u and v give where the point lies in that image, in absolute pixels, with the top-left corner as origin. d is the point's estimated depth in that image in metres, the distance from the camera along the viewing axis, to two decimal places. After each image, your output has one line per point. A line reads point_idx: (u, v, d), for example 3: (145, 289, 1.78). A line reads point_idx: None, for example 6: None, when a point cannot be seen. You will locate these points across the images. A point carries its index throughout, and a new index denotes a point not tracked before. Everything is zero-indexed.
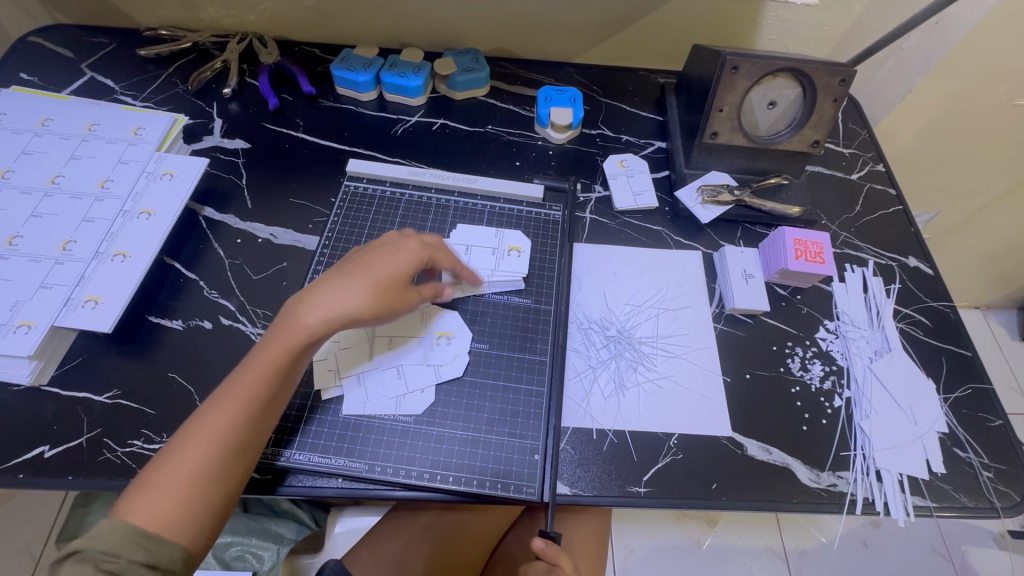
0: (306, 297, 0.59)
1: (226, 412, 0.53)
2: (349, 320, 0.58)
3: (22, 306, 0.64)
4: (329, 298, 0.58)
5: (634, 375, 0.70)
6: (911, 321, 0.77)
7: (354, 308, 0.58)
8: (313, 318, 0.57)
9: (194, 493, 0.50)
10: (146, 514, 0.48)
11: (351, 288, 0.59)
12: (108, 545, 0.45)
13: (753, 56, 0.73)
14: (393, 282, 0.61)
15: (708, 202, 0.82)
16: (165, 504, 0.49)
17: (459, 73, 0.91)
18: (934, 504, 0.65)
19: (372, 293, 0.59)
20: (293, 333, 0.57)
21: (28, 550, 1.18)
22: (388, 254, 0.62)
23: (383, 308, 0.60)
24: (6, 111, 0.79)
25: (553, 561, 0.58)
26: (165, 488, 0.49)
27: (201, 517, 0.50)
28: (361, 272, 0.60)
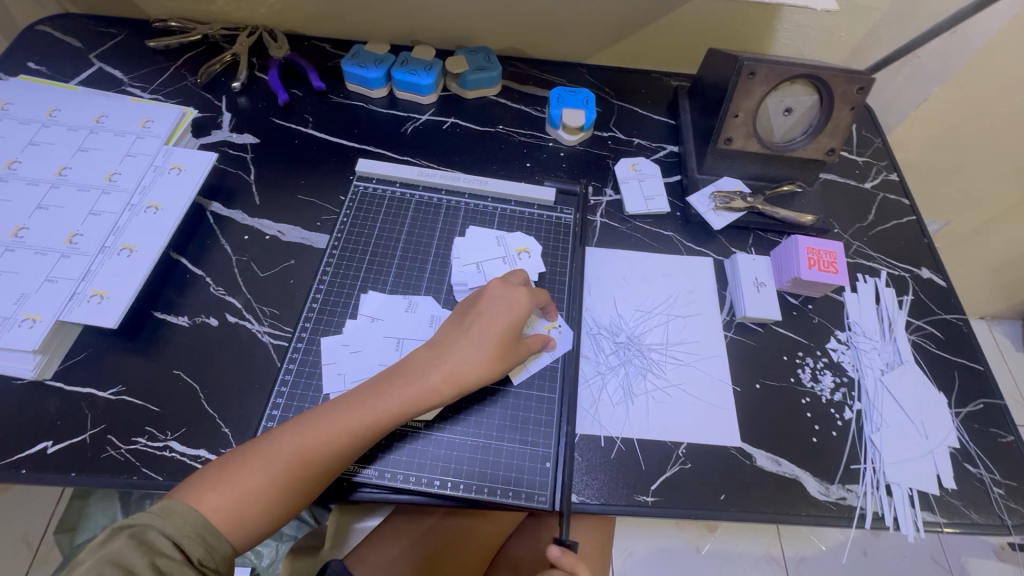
0: (438, 355, 0.60)
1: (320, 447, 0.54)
2: (471, 385, 0.60)
3: (27, 300, 0.63)
4: (456, 360, 0.59)
5: (642, 383, 0.70)
6: (923, 333, 0.76)
7: (476, 376, 0.59)
8: (435, 380, 0.58)
9: (272, 502, 0.52)
10: (219, 510, 0.50)
11: (476, 355, 0.60)
12: (173, 529, 0.48)
13: (771, 62, 0.72)
14: (510, 350, 0.62)
15: (721, 209, 0.82)
16: (240, 506, 0.51)
17: (471, 72, 0.90)
18: (943, 520, 0.64)
19: (497, 361, 0.60)
20: (418, 391, 0.57)
21: (25, 539, 1.18)
22: (511, 317, 0.62)
23: (500, 373, 0.62)
24: (13, 101, 0.78)
25: (570, 569, 0.57)
26: (246, 489, 0.51)
27: (266, 520, 0.52)
28: (487, 337, 0.60)
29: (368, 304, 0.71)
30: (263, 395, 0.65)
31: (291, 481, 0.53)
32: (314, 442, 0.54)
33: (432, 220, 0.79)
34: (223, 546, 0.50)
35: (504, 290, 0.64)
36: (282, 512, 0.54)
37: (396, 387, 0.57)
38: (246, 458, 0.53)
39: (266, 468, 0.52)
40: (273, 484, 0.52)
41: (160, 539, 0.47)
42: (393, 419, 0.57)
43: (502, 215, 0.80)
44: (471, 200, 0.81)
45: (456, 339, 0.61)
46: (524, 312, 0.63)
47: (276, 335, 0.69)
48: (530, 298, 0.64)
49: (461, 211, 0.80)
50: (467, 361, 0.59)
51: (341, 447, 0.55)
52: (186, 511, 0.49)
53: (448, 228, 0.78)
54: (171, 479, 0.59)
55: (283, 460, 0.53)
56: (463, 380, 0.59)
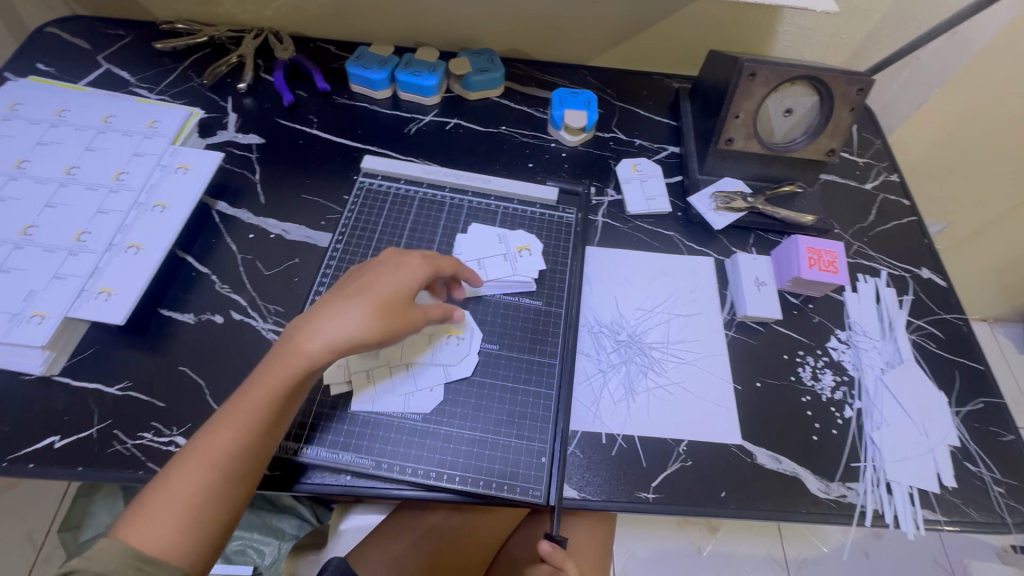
0: (312, 320, 0.56)
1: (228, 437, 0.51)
2: (355, 345, 0.56)
3: (36, 296, 0.64)
4: (332, 319, 0.56)
5: (644, 380, 0.70)
6: (923, 333, 0.77)
7: (358, 332, 0.56)
8: (313, 344, 0.55)
9: (197, 516, 0.48)
10: (144, 539, 0.46)
11: (352, 311, 0.56)
12: (107, 564, 0.44)
13: (771, 63, 0.73)
14: (399, 306, 0.58)
15: (722, 209, 0.82)
16: (166, 528, 0.47)
17: (474, 73, 0.91)
18: (944, 518, 0.65)
19: (379, 317, 0.57)
20: (298, 356, 0.54)
21: (29, 538, 1.18)
22: (395, 276, 0.60)
23: (394, 331, 0.58)
24: (23, 101, 0.79)
25: (558, 564, 0.58)
26: (165, 509, 0.48)
27: (201, 539, 0.48)
28: (365, 294, 0.58)
29: None
30: None
31: (207, 483, 0.49)
32: (219, 441, 0.51)
33: (436, 216, 0.80)
34: (168, 572, 0.46)
35: (391, 255, 0.62)
36: (218, 524, 0.50)
37: (279, 360, 0.55)
38: (161, 479, 0.49)
39: (179, 479, 0.49)
40: (192, 495, 0.49)
41: (107, 571, 0.44)
42: (284, 393, 0.54)
43: (504, 214, 0.81)
44: (474, 199, 0.82)
45: (331, 302, 0.58)
46: (414, 272, 0.61)
47: (280, 332, 0.70)
48: (423, 261, 0.62)
49: (464, 208, 0.81)
50: (344, 319, 0.56)
51: (246, 437, 0.52)
52: (111, 546, 0.45)
53: (451, 225, 0.79)
54: None
55: (195, 465, 0.50)
56: (344, 340, 0.55)
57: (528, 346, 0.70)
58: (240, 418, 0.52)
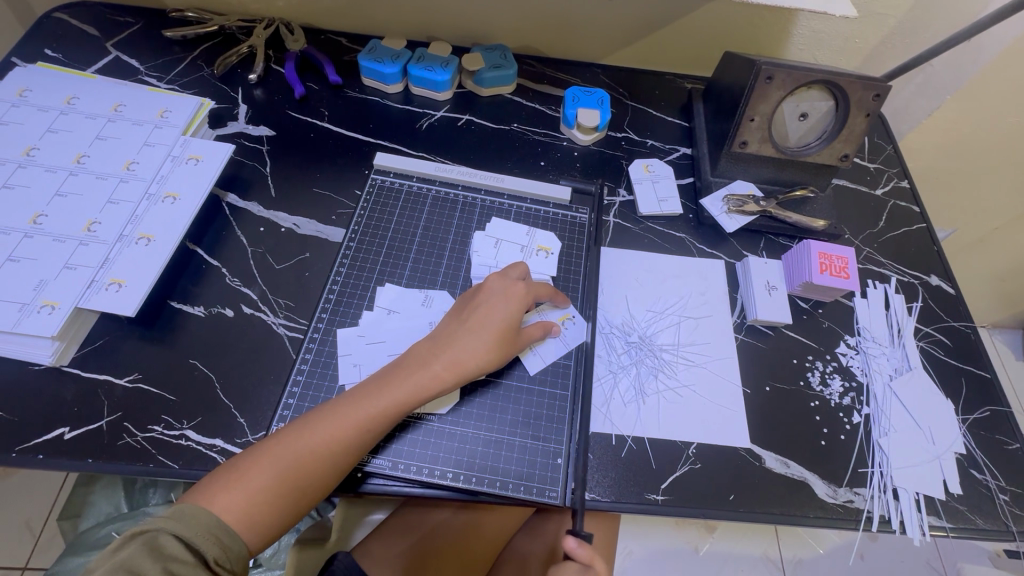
0: (442, 343, 0.61)
1: (334, 436, 0.55)
2: (472, 373, 0.61)
3: (46, 286, 0.63)
4: (460, 347, 0.61)
5: (654, 382, 0.70)
6: (932, 340, 0.77)
7: (480, 363, 0.61)
8: (439, 369, 0.60)
9: (282, 500, 0.53)
10: (232, 510, 0.50)
11: (478, 344, 0.61)
12: (188, 532, 0.48)
13: (788, 67, 0.73)
14: (511, 339, 0.63)
15: (734, 212, 0.82)
16: (251, 507, 0.51)
17: (487, 69, 0.90)
18: (950, 525, 0.65)
19: (496, 352, 0.62)
20: (423, 376, 0.59)
21: (28, 526, 1.18)
22: (507, 309, 0.64)
23: (500, 363, 0.63)
24: (31, 87, 0.78)
25: (588, 561, 0.58)
26: (256, 488, 0.52)
27: (276, 519, 0.53)
28: (485, 328, 0.62)
29: (384, 298, 0.71)
30: (278, 387, 0.65)
31: (303, 474, 0.53)
32: (328, 437, 0.55)
33: (448, 215, 0.79)
34: (239, 544, 0.50)
35: (500, 284, 0.65)
36: (298, 507, 0.54)
37: (403, 374, 0.59)
38: (259, 455, 0.53)
39: (275, 460, 0.53)
40: (284, 480, 0.53)
41: (171, 543, 0.47)
42: (394, 412, 0.57)
43: (517, 212, 0.81)
44: (487, 197, 0.82)
45: (456, 330, 0.62)
46: (523, 303, 0.65)
47: (291, 327, 0.69)
48: (528, 290, 0.66)
49: (476, 207, 0.81)
50: (469, 351, 0.61)
51: (353, 437, 0.55)
52: (200, 512, 0.49)
53: (464, 226, 0.79)
54: (187, 468, 0.60)
55: (291, 457, 0.53)
56: (464, 367, 0.60)
57: (549, 344, 0.70)
58: (347, 423, 0.55)
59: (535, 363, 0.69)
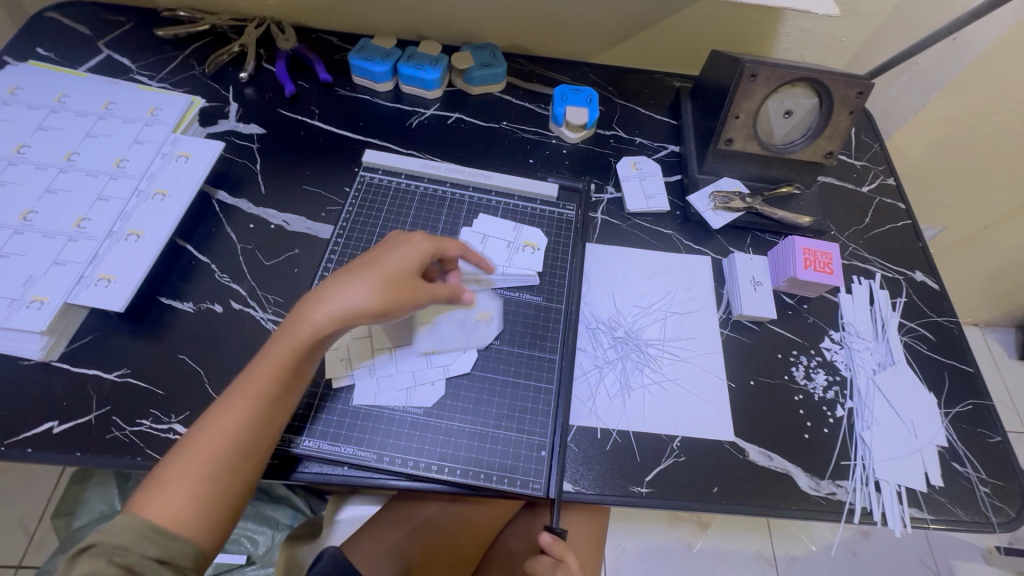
0: (318, 293, 0.59)
1: (234, 410, 0.54)
2: (359, 316, 0.58)
3: (35, 282, 0.64)
4: (334, 292, 0.58)
5: (639, 377, 0.71)
6: (915, 335, 0.78)
7: (362, 302, 0.58)
8: (319, 315, 0.57)
9: (205, 487, 0.51)
10: (160, 509, 0.50)
11: (358, 283, 0.58)
12: (120, 539, 0.47)
13: (772, 65, 0.73)
14: (406, 282, 0.60)
15: (720, 208, 0.83)
16: (184, 494, 0.51)
17: (476, 68, 0.91)
18: (931, 516, 0.66)
19: (390, 288, 0.59)
20: (303, 326, 0.57)
21: (22, 523, 1.18)
22: (408, 249, 0.62)
23: (392, 306, 0.59)
24: (22, 85, 0.79)
25: (559, 556, 0.59)
26: (186, 473, 0.51)
27: (216, 502, 0.52)
28: (369, 270, 0.60)
29: None
30: None
31: (216, 455, 0.52)
32: (230, 413, 0.54)
33: (437, 212, 0.80)
34: (181, 542, 0.49)
35: (396, 236, 0.64)
36: (231, 494, 0.53)
37: (287, 331, 0.57)
38: (185, 444, 0.53)
39: (188, 448, 0.52)
40: (200, 466, 0.52)
41: (115, 546, 0.47)
42: (285, 374, 0.56)
43: (505, 208, 0.81)
44: (475, 194, 0.82)
45: (339, 277, 0.60)
46: (422, 244, 0.63)
47: (279, 322, 0.70)
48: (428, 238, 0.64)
49: (464, 204, 0.81)
50: (348, 291, 0.58)
51: (245, 409, 0.54)
52: (129, 518, 0.49)
53: (452, 223, 0.79)
54: None
55: (200, 442, 0.52)
56: (348, 311, 0.58)
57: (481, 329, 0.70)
58: (245, 395, 0.55)
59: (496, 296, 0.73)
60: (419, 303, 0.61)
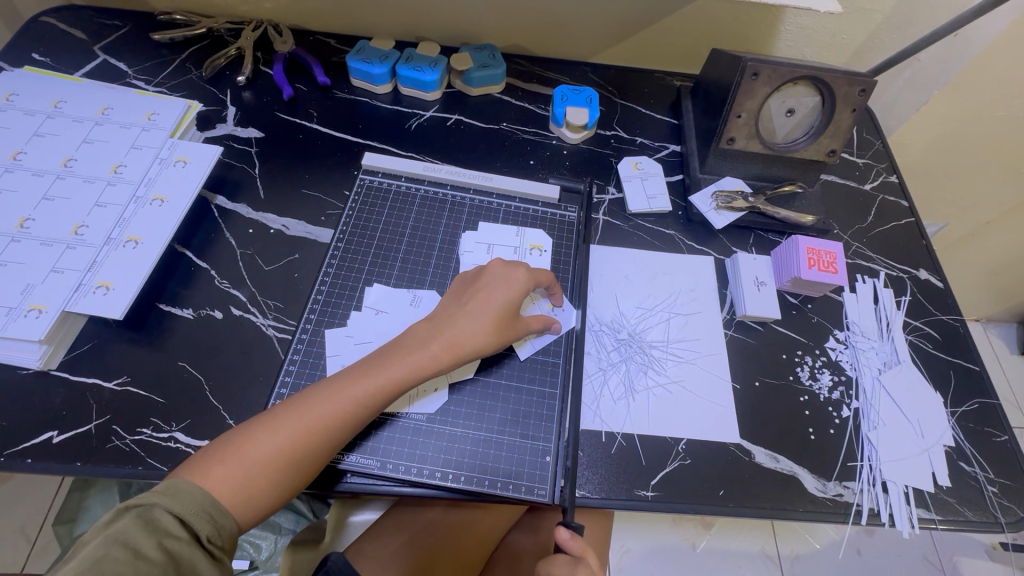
0: (438, 325, 0.63)
1: (329, 413, 0.56)
2: (470, 355, 0.62)
3: (33, 290, 0.63)
4: (456, 328, 0.62)
5: (643, 379, 0.70)
6: (921, 334, 0.77)
7: (476, 345, 0.62)
8: (437, 349, 0.61)
9: (277, 477, 0.53)
10: (226, 486, 0.51)
11: (475, 325, 0.62)
12: (181, 509, 0.48)
13: (774, 63, 0.73)
14: (509, 324, 0.64)
15: (722, 209, 0.82)
16: (244, 487, 0.52)
17: (475, 69, 0.91)
18: (939, 517, 0.65)
19: (493, 335, 0.63)
20: (416, 354, 0.60)
21: (23, 531, 1.18)
22: (507, 293, 0.64)
23: (497, 347, 0.64)
24: (18, 91, 0.78)
25: (578, 553, 0.57)
26: (249, 466, 0.52)
27: (275, 494, 0.53)
28: (483, 311, 0.63)
29: (372, 298, 0.71)
30: (266, 388, 0.65)
31: (297, 452, 0.54)
32: (324, 416, 0.55)
33: (437, 216, 0.79)
34: (230, 523, 0.51)
35: (501, 268, 0.66)
36: (291, 486, 0.54)
37: (399, 353, 0.60)
38: (251, 435, 0.54)
39: (270, 434, 0.54)
40: (280, 457, 0.53)
41: (167, 518, 0.47)
42: (385, 394, 0.58)
43: (506, 211, 0.81)
44: (476, 196, 0.82)
45: (456, 312, 0.64)
46: (522, 288, 0.65)
47: (280, 328, 0.69)
48: (530, 275, 0.66)
49: (465, 207, 0.81)
50: (466, 332, 0.62)
51: (345, 418, 0.56)
52: (192, 491, 0.50)
53: (453, 226, 0.79)
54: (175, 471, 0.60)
55: (287, 434, 0.54)
56: (461, 348, 0.62)
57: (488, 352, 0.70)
58: (343, 401, 0.56)
59: (527, 350, 0.69)
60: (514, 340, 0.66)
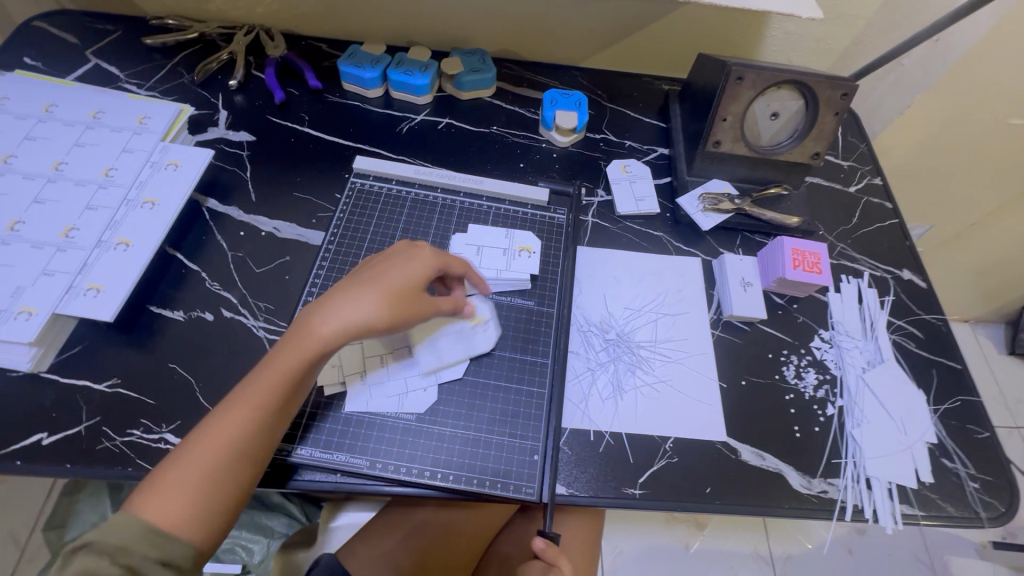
0: (325, 305, 0.58)
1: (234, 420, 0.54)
2: (366, 331, 0.58)
3: (23, 293, 0.63)
4: (342, 307, 0.58)
5: (631, 379, 0.71)
6: (904, 333, 0.79)
7: (367, 319, 0.57)
8: (327, 329, 0.57)
9: (205, 498, 0.51)
10: (157, 514, 0.49)
11: (363, 299, 0.58)
12: (120, 540, 0.47)
13: (757, 68, 0.74)
14: (410, 297, 0.60)
15: (709, 210, 0.84)
16: (186, 508, 0.50)
17: (466, 73, 0.92)
18: (921, 513, 0.66)
19: (386, 307, 0.58)
20: (312, 340, 0.56)
21: (13, 537, 1.17)
22: (408, 269, 0.61)
23: (395, 322, 0.59)
24: (9, 95, 0.78)
25: (552, 561, 0.59)
26: (183, 488, 0.50)
27: (210, 516, 0.51)
28: (375, 284, 0.59)
29: None
30: None
31: (212, 467, 0.52)
32: (226, 426, 0.53)
33: (428, 218, 0.80)
34: (179, 547, 0.49)
35: (403, 249, 0.63)
36: (222, 507, 0.52)
37: (291, 344, 0.57)
38: (178, 465, 0.51)
39: (184, 457, 0.52)
40: (199, 475, 0.51)
41: (112, 545, 0.47)
42: (281, 388, 0.56)
43: (496, 214, 0.82)
44: (466, 199, 0.83)
45: (345, 290, 0.59)
46: (423, 264, 0.62)
47: (271, 329, 0.70)
48: (433, 256, 0.63)
49: (456, 210, 0.81)
50: (355, 307, 0.57)
51: (246, 421, 0.54)
52: (124, 523, 0.48)
53: (443, 228, 0.79)
54: None
55: (199, 451, 0.52)
56: (352, 325, 0.57)
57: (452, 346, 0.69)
58: (246, 403, 0.54)
59: (460, 353, 0.68)
60: (422, 317, 0.61)
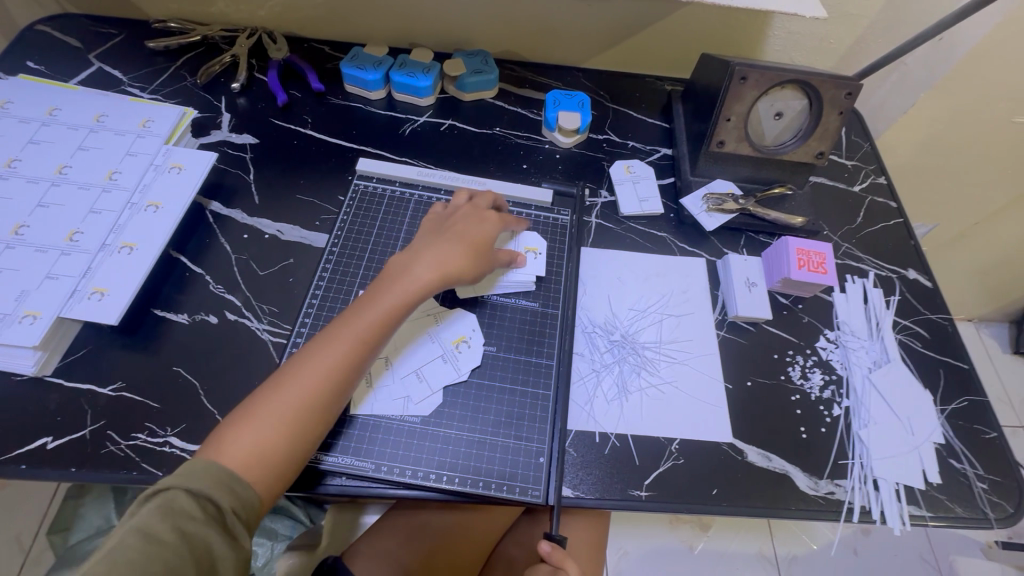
0: (416, 256, 0.66)
1: (330, 356, 0.57)
2: (454, 278, 0.66)
3: (28, 296, 0.63)
4: (435, 255, 0.66)
5: (637, 380, 0.71)
6: (910, 333, 0.78)
7: (458, 268, 0.66)
8: (423, 275, 0.64)
9: (292, 434, 0.54)
10: (246, 451, 0.52)
11: (453, 250, 0.67)
12: (197, 487, 0.48)
13: (761, 67, 0.74)
14: (483, 250, 0.69)
15: (713, 210, 0.83)
16: (277, 441, 0.53)
17: (468, 75, 0.92)
18: (929, 514, 0.66)
19: (471, 259, 0.67)
20: (406, 286, 0.63)
21: (18, 540, 1.17)
22: (481, 225, 0.70)
23: (477, 272, 0.68)
24: (13, 99, 0.78)
25: (558, 564, 0.58)
26: (276, 420, 0.54)
27: (291, 454, 0.54)
28: (458, 239, 0.68)
29: None
30: None
31: (311, 401, 0.55)
32: (325, 362, 0.57)
33: None
34: (248, 493, 0.51)
35: (469, 208, 0.72)
36: (306, 445, 0.55)
37: (385, 290, 0.63)
38: (239, 426, 0.53)
39: (280, 392, 0.55)
40: (296, 408, 0.55)
41: (183, 500, 0.47)
42: (375, 330, 0.60)
43: None
44: None
45: (430, 244, 0.68)
46: (490, 222, 0.71)
47: (275, 332, 0.70)
48: (495, 215, 0.72)
49: None
50: (446, 256, 0.66)
51: (346, 357, 0.58)
52: (208, 464, 0.50)
53: None
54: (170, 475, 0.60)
55: (298, 383, 0.56)
56: (445, 270, 0.65)
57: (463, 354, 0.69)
58: (342, 341, 0.59)
59: (471, 360, 0.68)
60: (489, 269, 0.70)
